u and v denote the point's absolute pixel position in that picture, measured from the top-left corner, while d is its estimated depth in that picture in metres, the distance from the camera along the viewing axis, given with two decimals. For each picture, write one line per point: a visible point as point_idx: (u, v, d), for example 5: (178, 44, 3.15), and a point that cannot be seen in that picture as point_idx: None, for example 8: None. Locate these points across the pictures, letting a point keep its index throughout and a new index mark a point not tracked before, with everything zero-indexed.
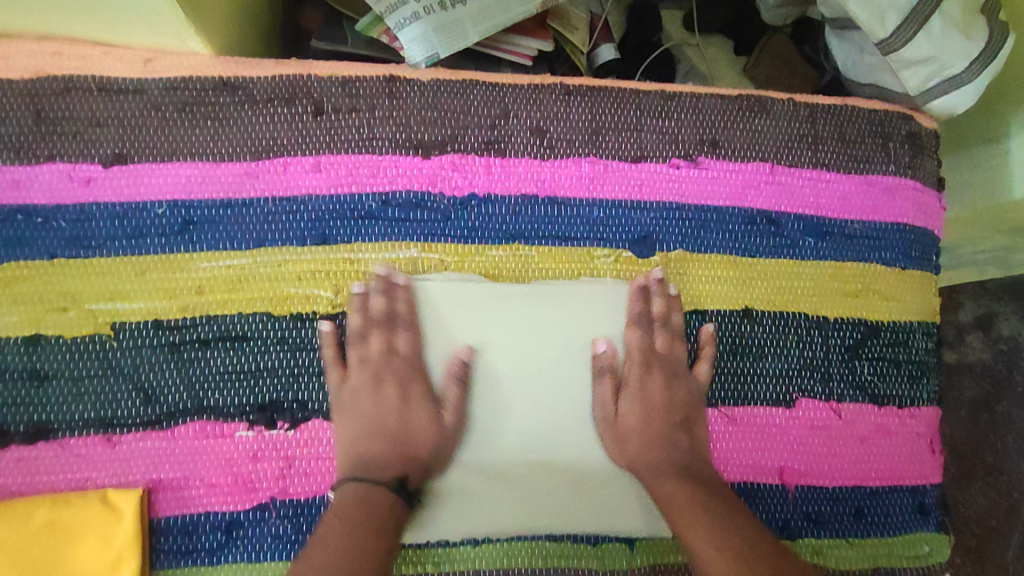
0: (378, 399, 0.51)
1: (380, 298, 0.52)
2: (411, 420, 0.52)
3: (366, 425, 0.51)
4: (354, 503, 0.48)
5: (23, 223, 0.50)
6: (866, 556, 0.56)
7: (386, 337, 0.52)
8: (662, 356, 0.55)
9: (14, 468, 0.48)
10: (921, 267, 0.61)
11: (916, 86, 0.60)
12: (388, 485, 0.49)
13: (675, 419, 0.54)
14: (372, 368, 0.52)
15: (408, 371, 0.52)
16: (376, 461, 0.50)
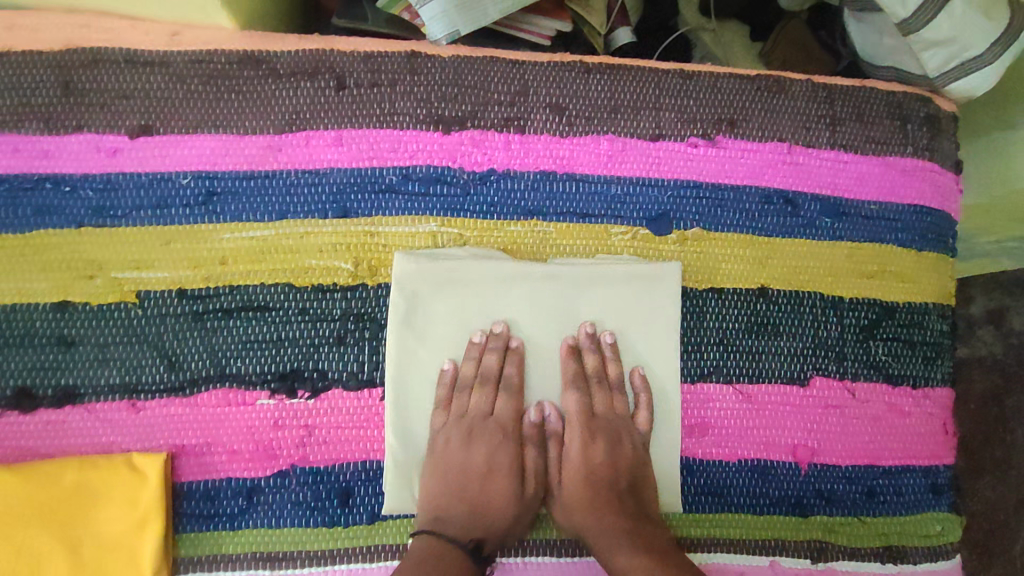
0: (469, 457, 0.52)
1: (496, 357, 0.53)
2: (491, 484, 0.52)
3: (453, 485, 0.52)
4: (431, 558, 0.48)
5: (50, 191, 0.51)
6: (878, 534, 0.56)
7: (487, 396, 0.53)
8: (603, 417, 0.55)
9: (42, 430, 0.48)
10: (937, 249, 0.61)
11: (935, 68, 0.60)
12: (466, 548, 0.50)
13: (621, 485, 0.53)
14: (466, 423, 0.53)
15: (500, 434, 0.53)
16: (452, 519, 0.51)
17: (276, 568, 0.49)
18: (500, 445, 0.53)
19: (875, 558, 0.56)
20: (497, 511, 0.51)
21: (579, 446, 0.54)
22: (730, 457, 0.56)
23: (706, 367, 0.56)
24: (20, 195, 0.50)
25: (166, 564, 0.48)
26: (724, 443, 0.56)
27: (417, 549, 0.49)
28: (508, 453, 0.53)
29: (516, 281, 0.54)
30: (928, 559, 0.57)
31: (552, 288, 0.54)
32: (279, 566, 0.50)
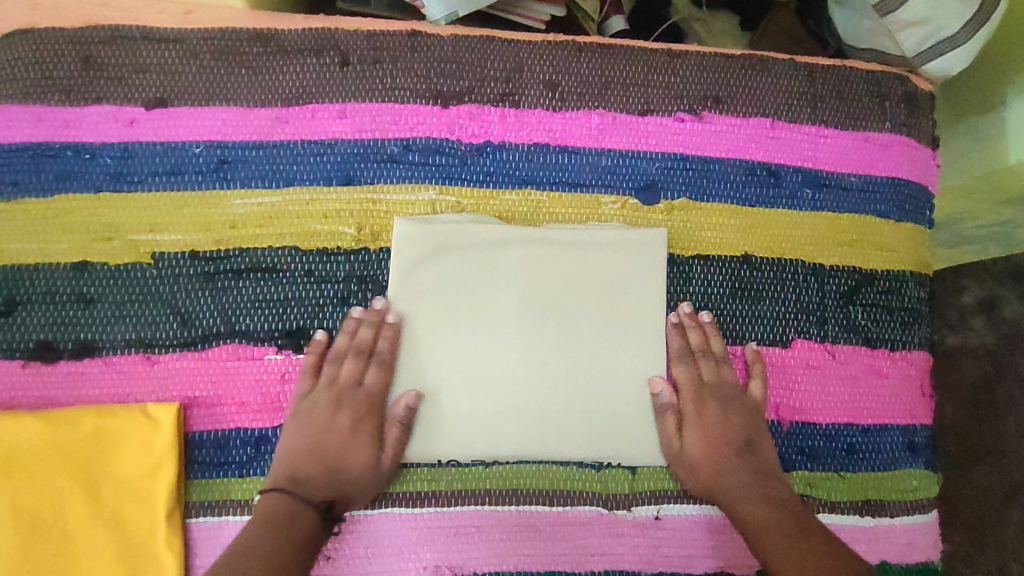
0: (332, 422, 0.53)
1: (369, 331, 0.54)
2: (351, 448, 0.52)
3: (310, 445, 0.52)
4: (277, 518, 0.49)
5: (72, 159, 0.54)
6: (857, 488, 0.59)
7: (359, 364, 0.54)
8: (711, 386, 0.57)
9: (63, 381, 0.51)
10: (914, 220, 0.64)
11: (912, 48, 0.64)
12: (316, 506, 0.50)
13: (737, 441, 0.56)
14: (337, 391, 0.53)
15: (367, 407, 0.53)
16: (310, 479, 0.51)
17: None
18: (365, 415, 0.53)
19: (854, 511, 0.58)
20: (353, 477, 0.52)
21: (694, 417, 0.56)
22: None
23: None
24: (44, 162, 0.54)
25: (178, 507, 0.50)
26: None
27: (273, 507, 0.49)
28: (373, 427, 0.53)
29: (509, 246, 0.56)
30: (905, 513, 0.59)
31: (543, 253, 0.56)
32: None
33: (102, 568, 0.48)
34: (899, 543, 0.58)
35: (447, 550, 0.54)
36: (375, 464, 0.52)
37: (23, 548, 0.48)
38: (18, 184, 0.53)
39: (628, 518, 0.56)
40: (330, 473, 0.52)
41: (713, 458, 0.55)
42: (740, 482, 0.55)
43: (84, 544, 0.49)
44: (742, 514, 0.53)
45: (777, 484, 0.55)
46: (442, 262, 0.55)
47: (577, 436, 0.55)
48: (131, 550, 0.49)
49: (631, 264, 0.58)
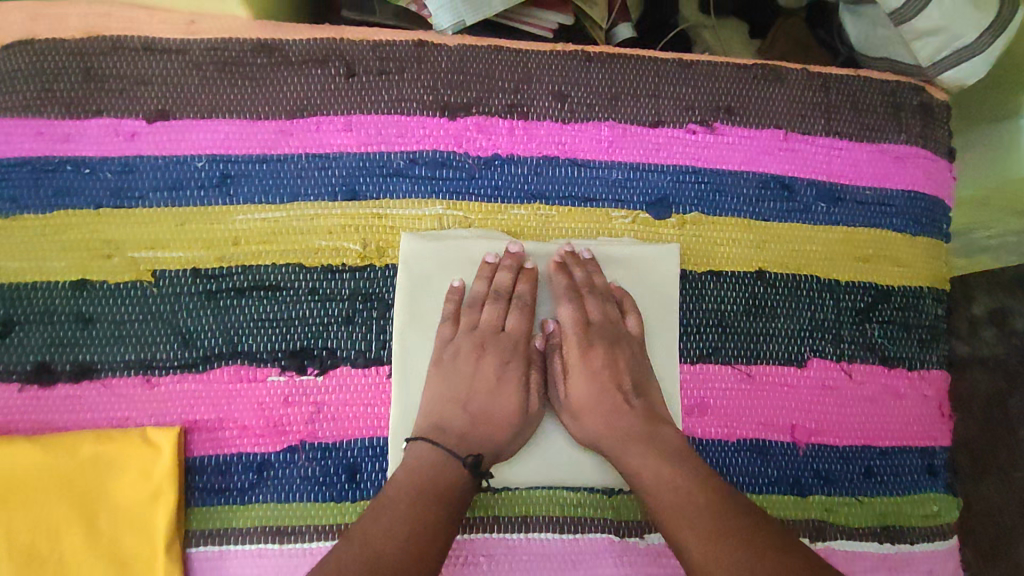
0: (478, 368, 0.53)
1: (509, 275, 0.54)
2: (495, 394, 0.53)
3: (453, 395, 0.52)
4: (420, 469, 0.49)
5: (71, 173, 0.52)
6: (875, 514, 0.57)
7: (497, 311, 0.55)
8: (599, 326, 0.55)
9: (61, 404, 0.50)
10: (931, 234, 0.62)
11: (927, 58, 0.62)
12: (462, 463, 0.50)
13: (624, 386, 0.54)
14: (473, 336, 0.54)
15: (510, 349, 0.55)
16: (453, 430, 0.51)
17: (285, 542, 0.50)
18: (508, 362, 0.54)
19: (873, 538, 0.56)
20: (494, 422, 0.52)
21: (577, 357, 0.55)
22: (728, 435, 0.57)
23: (706, 347, 0.58)
24: (41, 176, 0.52)
25: (178, 535, 0.49)
26: (724, 422, 0.57)
27: (420, 463, 0.49)
28: (520, 369, 0.54)
29: (522, 263, 0.55)
30: (925, 538, 0.57)
31: (556, 269, 0.56)
32: (289, 540, 0.50)
33: None
34: (919, 571, 0.57)
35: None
36: (524, 408, 0.53)
37: None
38: (15, 199, 0.52)
39: (640, 544, 0.54)
40: (475, 422, 0.52)
41: (601, 401, 0.53)
42: (634, 430, 0.52)
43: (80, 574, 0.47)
44: (631, 467, 0.50)
45: (668, 433, 0.52)
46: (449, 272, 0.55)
47: (581, 462, 0.54)
48: None
49: (646, 280, 0.57)
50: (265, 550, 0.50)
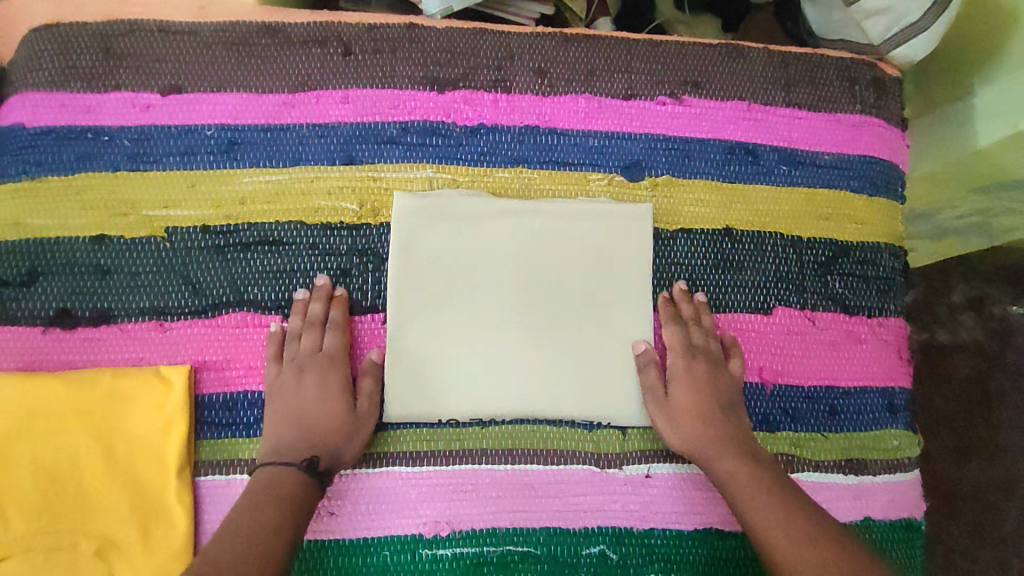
0: (301, 388, 0.55)
1: (314, 306, 0.57)
2: (320, 407, 0.55)
3: (289, 414, 0.54)
4: (268, 483, 0.50)
5: (92, 140, 0.58)
6: (839, 449, 0.62)
7: (317, 335, 0.56)
8: (701, 347, 0.60)
9: (81, 347, 0.54)
10: (887, 196, 0.67)
11: (877, 36, 0.68)
12: (298, 466, 0.52)
13: (721, 402, 0.59)
14: (295, 356, 0.56)
15: (331, 367, 0.56)
16: (287, 445, 0.53)
17: None
18: (331, 374, 0.56)
19: (837, 470, 0.61)
20: (327, 433, 0.54)
21: (682, 373, 0.60)
22: None
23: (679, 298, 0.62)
24: (65, 143, 0.57)
25: (188, 464, 0.53)
26: None
27: (255, 479, 0.51)
28: (339, 383, 0.56)
29: (499, 218, 0.60)
30: (885, 472, 0.62)
31: (531, 223, 0.60)
32: None
33: (115, 520, 0.51)
34: (880, 500, 0.62)
35: (446, 508, 0.56)
36: (348, 416, 0.55)
37: (40, 499, 0.51)
38: (40, 164, 0.57)
39: (620, 476, 0.59)
40: (304, 436, 0.54)
41: (704, 414, 0.58)
42: (728, 440, 0.57)
43: (98, 496, 0.51)
44: (724, 471, 0.56)
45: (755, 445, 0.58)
46: (438, 221, 0.59)
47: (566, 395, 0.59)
48: (142, 504, 0.52)
49: (621, 233, 0.61)
50: None
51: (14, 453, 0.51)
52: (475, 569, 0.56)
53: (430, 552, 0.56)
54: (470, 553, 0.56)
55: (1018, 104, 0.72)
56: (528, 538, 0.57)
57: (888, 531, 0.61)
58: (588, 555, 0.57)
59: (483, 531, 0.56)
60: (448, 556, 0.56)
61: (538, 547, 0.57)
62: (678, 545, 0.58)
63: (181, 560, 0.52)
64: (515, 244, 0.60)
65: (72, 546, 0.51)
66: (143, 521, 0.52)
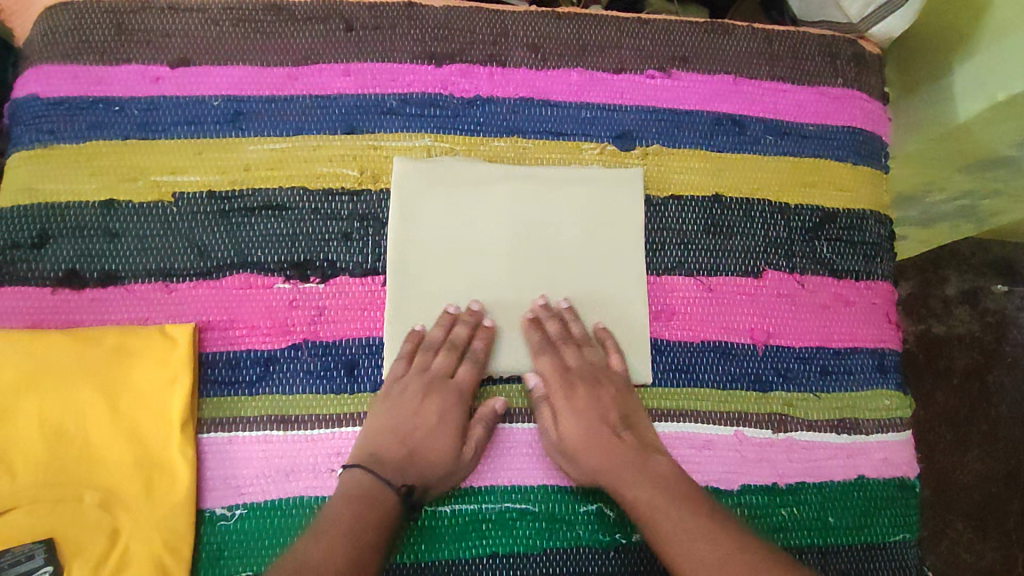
0: (421, 409, 0.56)
1: (447, 324, 0.58)
2: (434, 433, 0.55)
3: (399, 433, 0.55)
4: (358, 494, 0.52)
5: (102, 110, 0.60)
6: (833, 408, 0.62)
7: (451, 358, 0.58)
8: (576, 370, 0.59)
9: (88, 307, 0.56)
10: (870, 165, 0.69)
11: (857, 14, 0.71)
12: (398, 489, 0.53)
13: (610, 421, 0.57)
14: (422, 377, 0.57)
15: (457, 399, 0.57)
16: (389, 461, 0.54)
17: (289, 429, 0.55)
18: (433, 397, 0.56)
19: (831, 430, 0.62)
20: (434, 466, 0.54)
21: (562, 401, 0.58)
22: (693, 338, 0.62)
23: (671, 262, 0.64)
24: (76, 113, 0.59)
25: (191, 420, 0.54)
26: (690, 326, 0.62)
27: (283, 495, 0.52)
28: (458, 420, 0.56)
29: (495, 183, 0.62)
30: (880, 431, 0.63)
31: (526, 188, 0.62)
32: (292, 428, 0.55)
33: (119, 475, 0.52)
34: (875, 459, 0.62)
35: None
36: (458, 452, 0.55)
37: (46, 453, 0.51)
38: (53, 133, 0.59)
39: None
40: (411, 460, 0.54)
41: (590, 442, 0.56)
42: (628, 461, 0.55)
43: (103, 452, 0.52)
44: (629, 498, 0.54)
45: (659, 460, 0.55)
46: (437, 188, 0.61)
47: (565, 354, 0.60)
48: (145, 459, 0.52)
49: (614, 198, 0.64)
50: (270, 436, 0.55)
51: (22, 407, 0.51)
52: (474, 526, 0.56)
53: (429, 509, 0.56)
54: (469, 510, 0.56)
55: (995, 80, 0.74)
56: (527, 496, 0.57)
57: (883, 488, 0.61)
58: (585, 513, 0.57)
59: (482, 488, 0.56)
60: (447, 513, 0.56)
61: (537, 505, 0.57)
62: None
63: (182, 516, 0.52)
64: (511, 207, 0.62)
65: (76, 499, 0.51)
66: (146, 475, 0.52)
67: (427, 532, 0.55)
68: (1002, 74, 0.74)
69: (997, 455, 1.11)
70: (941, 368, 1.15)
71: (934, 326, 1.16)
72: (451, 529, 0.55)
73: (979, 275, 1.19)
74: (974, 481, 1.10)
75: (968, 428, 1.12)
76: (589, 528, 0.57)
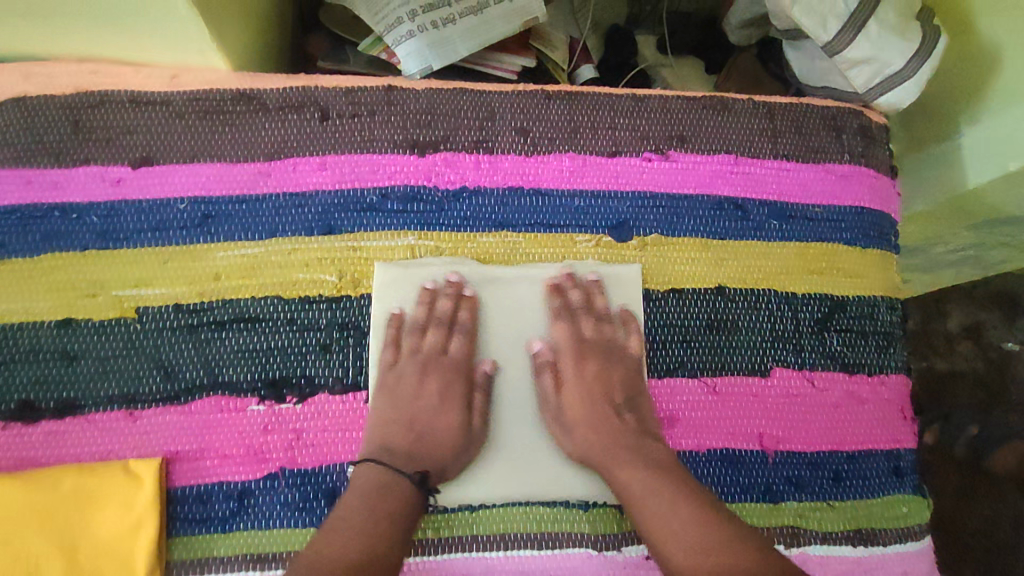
0: (419, 390, 0.57)
1: (448, 303, 0.58)
2: (444, 413, 0.56)
3: (402, 417, 0.55)
4: (374, 488, 0.51)
5: (58, 219, 0.55)
6: (848, 518, 0.59)
7: (443, 335, 0.58)
8: (712, 333, 0.61)
9: (44, 441, 0.51)
10: (880, 246, 0.66)
11: (862, 85, 0.67)
12: (411, 478, 0.53)
13: (722, 393, 0.59)
14: (418, 361, 0.57)
15: (454, 373, 0.57)
16: (400, 449, 0.54)
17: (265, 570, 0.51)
18: (452, 383, 0.57)
19: (847, 542, 0.58)
20: (440, 444, 0.55)
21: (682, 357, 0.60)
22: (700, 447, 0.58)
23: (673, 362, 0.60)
24: (29, 223, 0.55)
25: (159, 565, 0.49)
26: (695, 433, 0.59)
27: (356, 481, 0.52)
28: (462, 391, 0.57)
29: (479, 289, 0.59)
30: (898, 540, 0.59)
31: (513, 293, 0.59)
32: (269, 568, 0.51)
33: None
34: (893, 571, 0.58)
35: None
36: (466, 428, 0.56)
37: None
38: (4, 246, 0.54)
39: (619, 558, 0.55)
40: (416, 443, 0.55)
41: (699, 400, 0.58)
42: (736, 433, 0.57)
43: None
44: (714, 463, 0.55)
45: (655, 446, 0.55)
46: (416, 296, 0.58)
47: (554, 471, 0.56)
48: None
49: (609, 301, 0.60)
50: None
51: None
52: None
53: None
54: None
55: (1008, 147, 0.71)
56: None
57: None
58: None
59: None
60: None
61: None
62: None
63: None
64: (496, 316, 0.59)
65: None
66: None
67: None
68: (1015, 142, 0.71)
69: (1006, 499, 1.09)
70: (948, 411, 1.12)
71: (937, 363, 1.13)
72: None
73: (984, 313, 1.16)
74: (985, 528, 1.07)
75: (974, 472, 1.09)
76: None
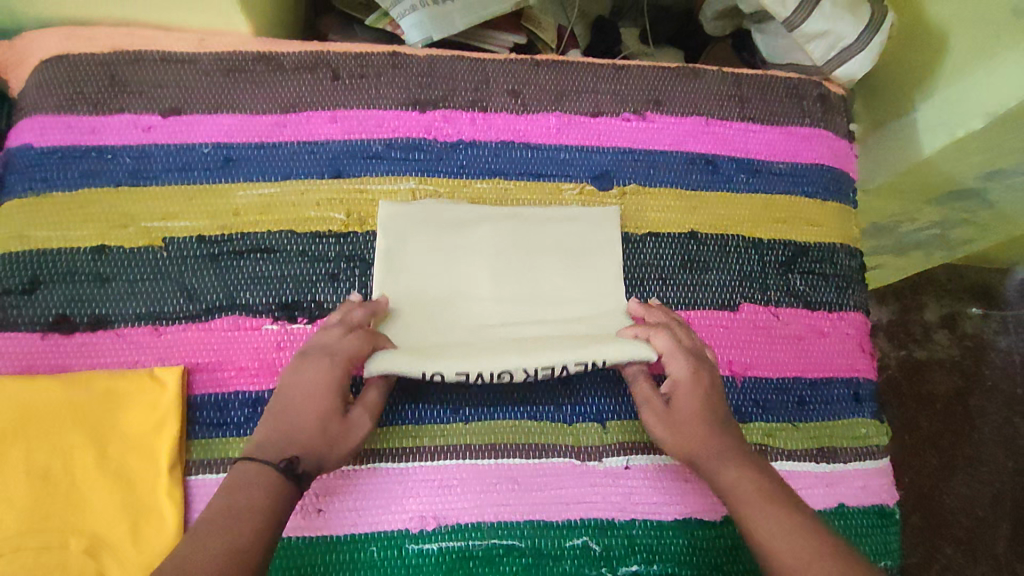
0: (297, 380, 0.53)
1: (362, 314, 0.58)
2: (309, 401, 0.52)
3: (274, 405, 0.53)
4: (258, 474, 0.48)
5: (95, 159, 0.62)
6: (810, 437, 0.64)
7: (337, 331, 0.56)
8: (693, 352, 0.59)
9: (78, 351, 0.57)
10: (839, 200, 0.72)
11: (821, 57, 0.75)
12: (275, 464, 0.49)
13: (718, 413, 0.56)
14: (307, 348, 0.55)
15: (330, 364, 0.54)
16: (269, 437, 0.51)
17: None
18: (327, 375, 0.53)
19: (809, 458, 0.63)
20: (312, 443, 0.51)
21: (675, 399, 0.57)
22: None
23: (650, 297, 0.66)
24: (70, 161, 0.61)
25: (179, 462, 0.54)
26: None
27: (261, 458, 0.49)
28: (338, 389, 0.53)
29: (473, 225, 0.64)
30: (857, 459, 0.64)
31: (503, 226, 0.65)
32: None
33: (106, 520, 0.52)
34: (854, 487, 0.63)
35: (432, 501, 0.57)
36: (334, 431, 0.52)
37: (33, 499, 0.52)
38: (46, 181, 0.61)
39: (601, 468, 0.60)
40: (283, 433, 0.51)
41: (702, 423, 0.56)
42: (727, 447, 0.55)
43: (90, 495, 0.52)
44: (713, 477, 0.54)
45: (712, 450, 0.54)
46: (413, 231, 0.63)
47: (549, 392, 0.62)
48: (133, 503, 0.52)
49: (592, 231, 0.66)
50: None
51: (10, 453, 0.52)
52: (462, 562, 0.56)
53: (416, 547, 0.56)
54: (457, 547, 0.57)
55: (956, 116, 0.78)
56: (515, 531, 0.57)
57: (862, 517, 0.62)
58: (571, 547, 0.58)
59: (467, 524, 0.57)
60: (433, 550, 0.56)
61: (524, 540, 0.57)
62: (661, 535, 0.59)
63: None
64: (490, 245, 0.64)
65: (62, 545, 0.51)
66: (134, 519, 0.52)
67: (414, 570, 0.56)
68: (961, 111, 0.78)
69: (983, 476, 1.12)
70: (923, 390, 1.17)
71: (915, 351, 1.19)
72: (438, 566, 0.56)
73: (956, 299, 1.22)
74: (963, 504, 1.10)
75: (948, 446, 1.13)
76: (576, 562, 0.57)
